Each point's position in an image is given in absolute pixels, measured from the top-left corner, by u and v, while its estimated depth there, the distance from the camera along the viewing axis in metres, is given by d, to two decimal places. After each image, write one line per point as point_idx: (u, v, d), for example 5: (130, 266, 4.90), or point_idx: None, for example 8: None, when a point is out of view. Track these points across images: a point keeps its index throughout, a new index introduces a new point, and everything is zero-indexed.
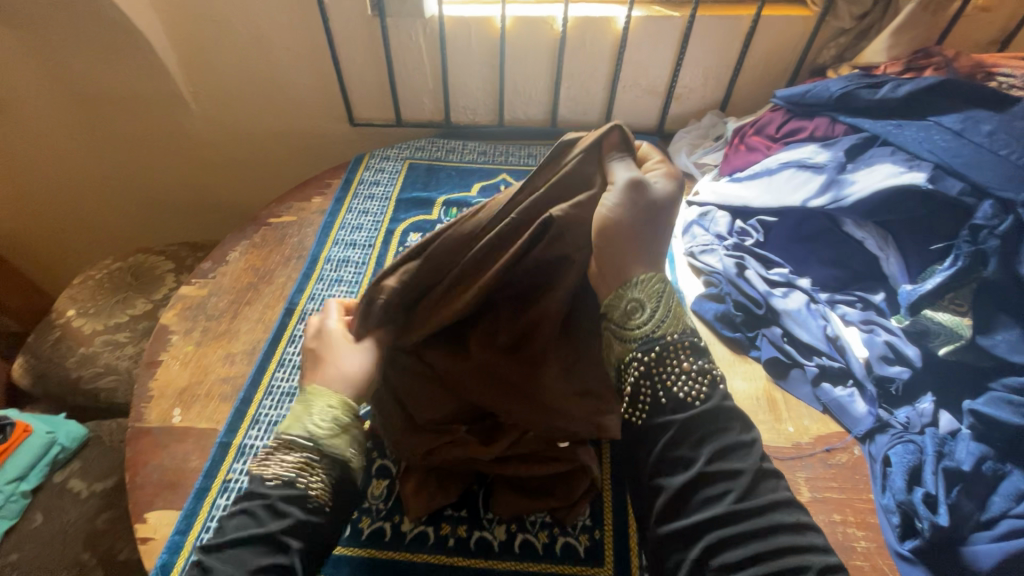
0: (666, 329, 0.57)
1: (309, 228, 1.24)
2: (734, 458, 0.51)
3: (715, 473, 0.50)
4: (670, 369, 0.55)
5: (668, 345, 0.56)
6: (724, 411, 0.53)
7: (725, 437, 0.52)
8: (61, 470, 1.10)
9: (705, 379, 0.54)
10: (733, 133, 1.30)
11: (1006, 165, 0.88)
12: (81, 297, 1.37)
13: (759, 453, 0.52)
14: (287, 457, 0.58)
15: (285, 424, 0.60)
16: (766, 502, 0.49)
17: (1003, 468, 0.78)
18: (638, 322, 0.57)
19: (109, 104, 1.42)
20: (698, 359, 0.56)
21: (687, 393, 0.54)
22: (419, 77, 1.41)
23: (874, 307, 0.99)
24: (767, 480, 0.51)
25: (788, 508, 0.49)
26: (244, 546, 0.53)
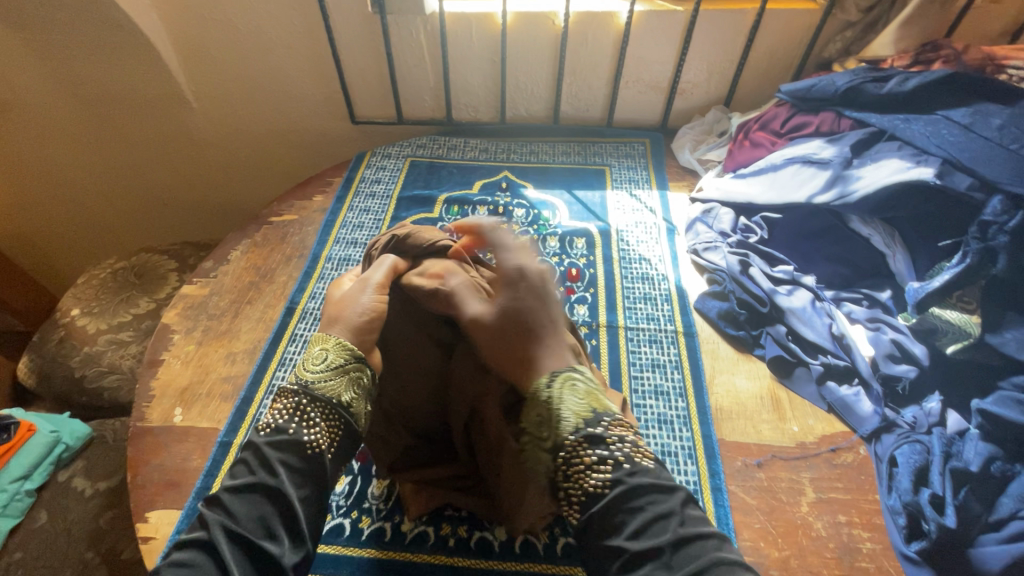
0: (574, 426, 0.52)
1: (310, 227, 1.24)
2: (649, 534, 0.45)
3: (638, 555, 0.45)
4: (581, 467, 0.50)
5: (577, 443, 0.51)
6: (634, 487, 0.48)
7: (643, 512, 0.47)
8: (65, 469, 1.10)
9: (611, 463, 0.50)
10: (737, 129, 1.29)
11: (1015, 158, 0.85)
12: (85, 296, 1.38)
13: (676, 517, 0.46)
14: (314, 417, 0.53)
15: (311, 380, 0.55)
16: (690, 571, 0.43)
17: (1012, 469, 0.75)
18: (550, 425, 0.53)
19: (111, 104, 1.42)
20: (605, 446, 0.50)
21: (600, 483, 0.49)
22: (420, 74, 1.40)
23: (880, 305, 0.98)
24: (691, 546, 0.45)
25: (715, 569, 0.43)
26: (269, 508, 0.49)
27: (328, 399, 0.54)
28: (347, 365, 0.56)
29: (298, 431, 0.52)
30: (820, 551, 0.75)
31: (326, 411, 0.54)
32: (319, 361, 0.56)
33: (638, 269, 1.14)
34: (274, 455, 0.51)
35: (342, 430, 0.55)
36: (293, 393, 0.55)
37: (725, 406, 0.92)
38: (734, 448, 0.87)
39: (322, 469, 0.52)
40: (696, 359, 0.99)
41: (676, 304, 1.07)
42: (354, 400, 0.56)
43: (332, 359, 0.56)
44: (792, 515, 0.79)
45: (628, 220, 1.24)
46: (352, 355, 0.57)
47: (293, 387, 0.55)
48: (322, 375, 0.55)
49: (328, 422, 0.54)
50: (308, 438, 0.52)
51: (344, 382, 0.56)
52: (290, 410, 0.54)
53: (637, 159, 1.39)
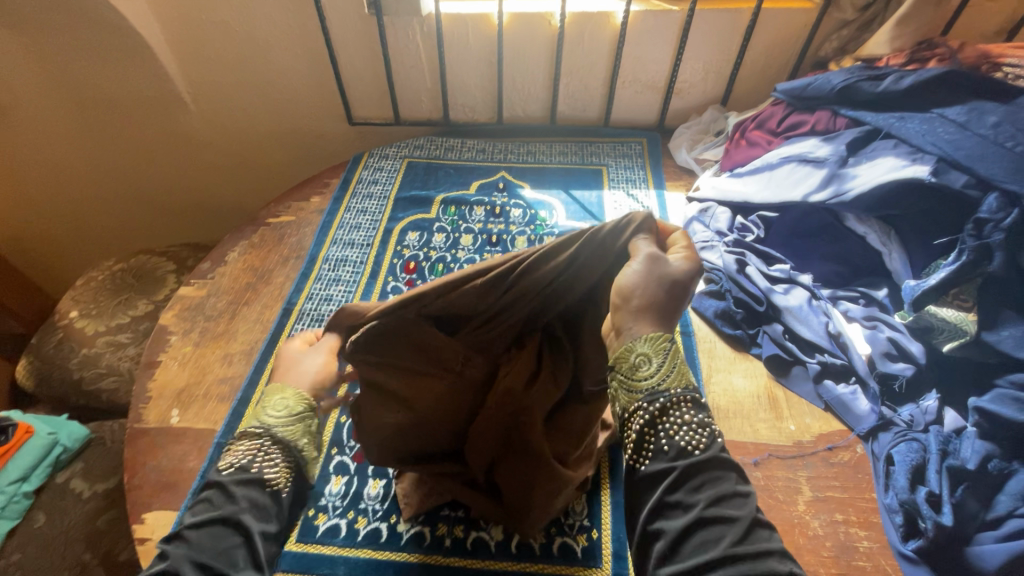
0: (671, 382, 0.49)
1: (307, 228, 1.24)
2: (728, 502, 0.42)
3: (710, 514, 0.41)
4: (670, 419, 0.47)
5: (672, 398, 0.48)
6: (720, 458, 0.45)
7: (719, 481, 0.43)
8: (63, 470, 1.10)
9: (705, 429, 0.46)
10: (734, 128, 1.29)
11: (1011, 156, 0.85)
12: (83, 299, 1.38)
13: (753, 500, 0.43)
14: (276, 451, 0.54)
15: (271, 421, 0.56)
16: (763, 549, 0.40)
17: (1009, 467, 0.75)
18: (649, 373, 0.50)
19: (109, 107, 1.42)
20: (699, 413, 0.48)
21: (686, 442, 0.46)
22: (417, 75, 1.40)
23: (877, 303, 0.97)
24: (764, 529, 0.41)
25: (788, 561, 0.39)
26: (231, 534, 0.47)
27: (287, 441, 0.55)
28: (306, 413, 0.58)
29: (258, 467, 0.52)
30: (817, 549, 0.75)
31: (283, 452, 0.54)
32: (276, 407, 0.58)
33: None
34: (235, 491, 0.50)
35: (297, 473, 0.55)
36: (253, 436, 0.55)
37: (722, 405, 0.92)
38: (730, 447, 0.87)
39: (279, 506, 0.52)
40: (693, 357, 0.99)
41: None
42: (308, 444, 0.57)
43: (292, 406, 0.58)
44: (788, 514, 0.79)
45: None
46: (310, 407, 0.59)
47: (250, 432, 0.55)
48: (282, 420, 0.56)
49: (286, 462, 0.54)
50: (267, 475, 0.52)
51: (299, 426, 0.57)
52: (251, 451, 0.53)
53: (635, 158, 1.39)
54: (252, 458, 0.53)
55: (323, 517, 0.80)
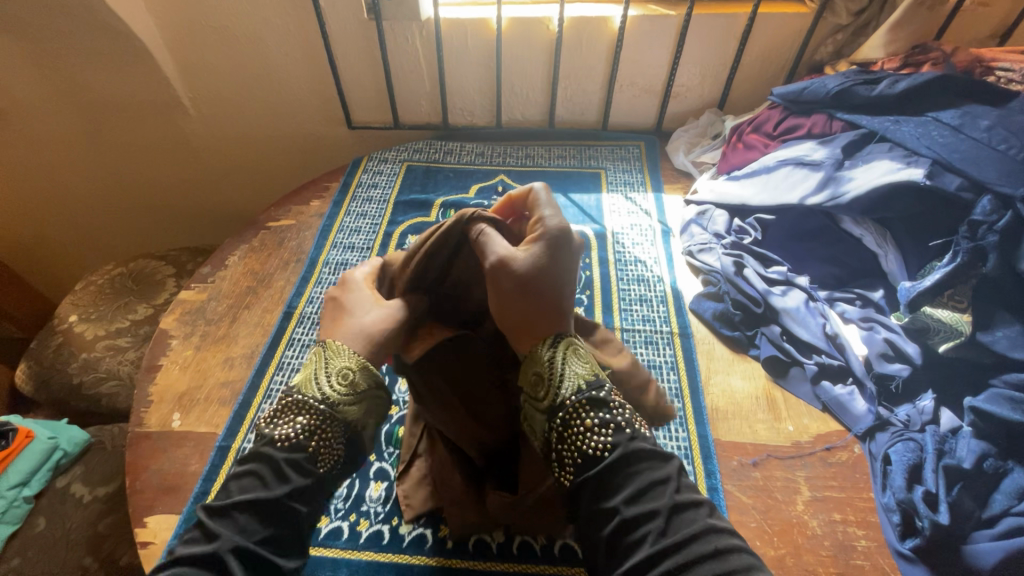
0: (569, 392, 0.53)
1: (307, 231, 1.24)
2: (644, 496, 0.46)
3: (632, 517, 0.45)
4: (575, 429, 0.51)
5: (570, 409, 0.52)
6: (632, 452, 0.49)
7: (638, 476, 0.47)
8: (63, 475, 1.10)
9: (611, 428, 0.51)
10: (731, 131, 1.30)
11: (1003, 159, 0.86)
12: (83, 303, 1.38)
13: (671, 483, 0.47)
14: (332, 433, 0.54)
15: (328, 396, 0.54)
16: (684, 536, 0.43)
17: (1004, 466, 0.77)
18: (549, 387, 0.54)
19: (108, 111, 1.42)
20: (600, 413, 0.51)
21: (595, 447, 0.50)
22: (416, 79, 1.41)
23: (873, 304, 0.98)
24: (684, 511, 0.45)
25: (708, 536, 0.43)
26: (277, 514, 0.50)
27: (340, 420, 0.54)
28: (367, 389, 0.56)
29: (309, 449, 0.53)
30: (815, 549, 0.76)
31: (334, 435, 0.54)
32: (332, 378, 0.55)
33: (633, 271, 1.15)
34: (283, 468, 0.52)
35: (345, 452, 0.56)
36: (303, 410, 0.54)
37: (721, 406, 0.93)
38: (729, 448, 0.87)
39: (324, 485, 0.54)
40: (692, 359, 0.99)
41: (672, 305, 1.08)
42: (359, 423, 0.56)
43: (352, 379, 0.55)
44: (787, 513, 0.79)
45: (623, 222, 1.25)
46: (371, 378, 0.56)
47: (304, 400, 0.54)
48: (337, 396, 0.54)
49: (336, 444, 0.55)
50: (315, 459, 0.53)
51: (354, 403, 0.55)
52: (302, 425, 0.53)
53: (633, 161, 1.40)
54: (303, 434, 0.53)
55: (325, 520, 0.81)
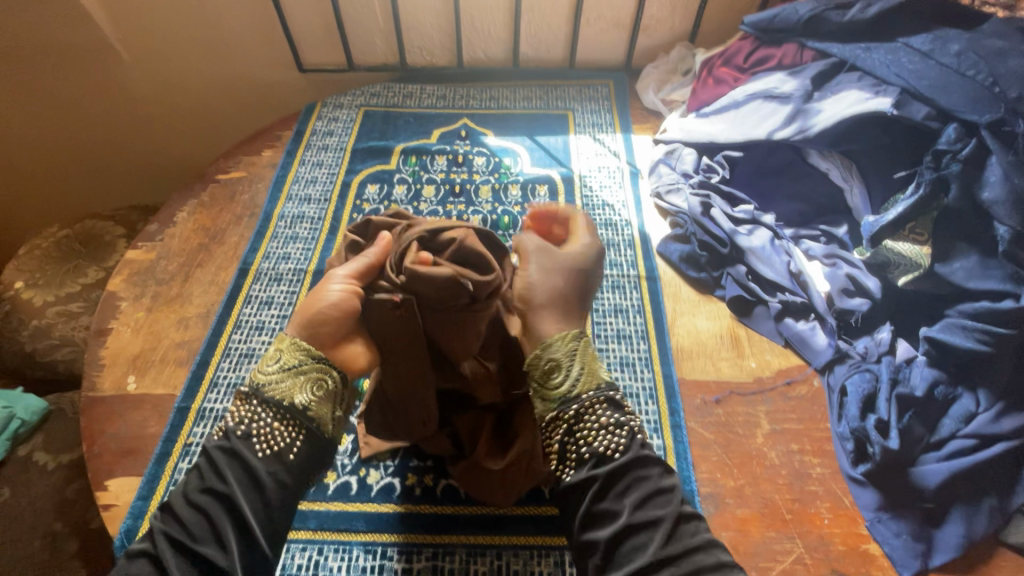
0: (582, 385, 0.54)
1: (260, 184, 1.18)
2: (652, 505, 0.49)
3: (638, 525, 0.48)
4: (588, 425, 0.52)
5: (586, 402, 0.53)
6: (644, 457, 0.51)
7: (646, 483, 0.50)
8: (24, 443, 1.08)
9: (625, 430, 0.52)
10: (701, 66, 1.25)
11: (973, 86, 0.82)
12: (28, 267, 1.30)
13: (677, 495, 0.50)
14: (279, 417, 0.52)
15: (267, 384, 0.54)
16: (688, 547, 0.47)
17: (954, 392, 0.79)
18: (563, 375, 0.54)
19: (29, 59, 1.30)
20: (615, 412, 0.53)
21: (606, 446, 0.51)
22: (368, 14, 1.32)
23: (837, 240, 0.98)
24: (688, 523, 0.48)
25: (710, 549, 0.47)
26: (219, 515, 0.48)
27: (281, 402, 0.53)
28: (303, 365, 0.54)
29: (248, 433, 0.51)
30: (773, 478, 0.78)
31: (278, 419, 0.52)
32: (274, 362, 0.54)
33: (601, 215, 1.12)
34: (227, 463, 0.50)
35: (304, 432, 0.53)
36: (246, 397, 0.53)
37: (686, 346, 0.93)
38: (693, 387, 0.88)
39: (281, 471, 0.51)
40: (659, 302, 0.99)
41: (639, 249, 1.07)
42: (312, 403, 0.54)
43: (286, 360, 0.54)
44: (747, 447, 0.82)
45: (591, 165, 1.21)
46: (309, 355, 0.55)
47: (248, 392, 0.54)
48: (274, 380, 0.54)
49: (285, 424, 0.52)
50: (259, 444, 0.51)
51: (298, 383, 0.54)
52: (242, 414, 0.53)
53: (602, 101, 1.34)
54: (247, 423, 0.52)
55: None
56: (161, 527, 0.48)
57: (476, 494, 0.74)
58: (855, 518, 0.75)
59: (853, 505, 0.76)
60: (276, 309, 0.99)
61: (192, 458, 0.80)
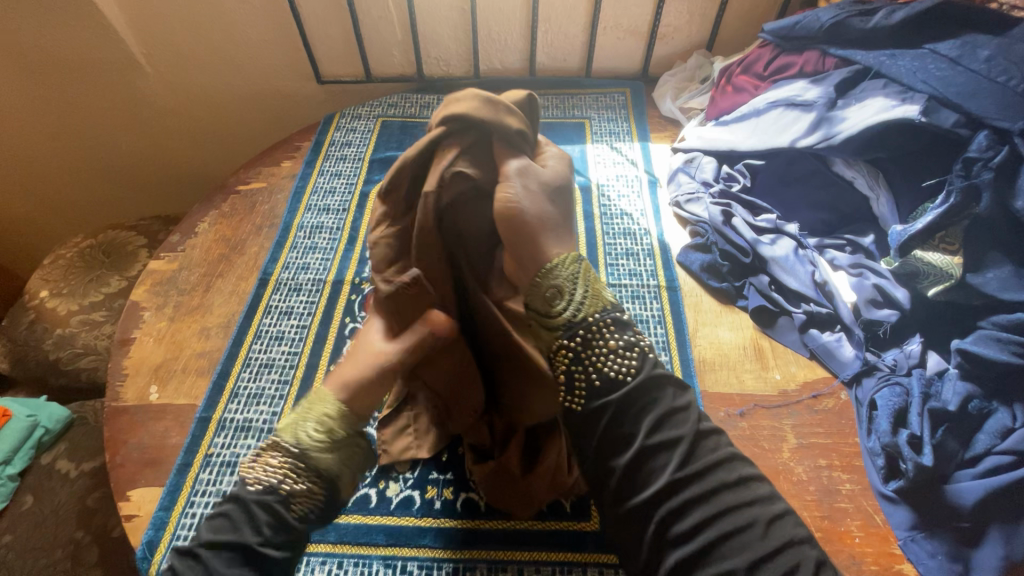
0: (587, 308, 0.52)
1: (280, 195, 1.19)
2: (667, 426, 0.48)
3: (655, 447, 0.47)
4: (598, 349, 0.51)
5: (591, 327, 0.51)
6: (656, 378, 0.50)
7: (660, 405, 0.49)
8: (47, 452, 1.09)
9: (635, 351, 0.51)
10: (720, 73, 1.24)
11: (1004, 92, 0.80)
12: (53, 277, 1.32)
13: (693, 415, 0.50)
14: (312, 484, 0.50)
15: (308, 447, 0.51)
16: (706, 463, 0.47)
17: (988, 407, 0.77)
18: (559, 298, 0.52)
19: (57, 74, 1.33)
20: (623, 335, 0.51)
21: (618, 370, 0.50)
22: (386, 26, 1.33)
23: (863, 250, 0.96)
24: (706, 439, 0.49)
25: (731, 465, 0.48)
26: (249, 569, 0.48)
27: (319, 471, 0.50)
28: (347, 435, 0.52)
29: (286, 495, 0.50)
30: (801, 494, 0.77)
31: (314, 484, 0.51)
32: (318, 426, 0.51)
33: (620, 224, 1.11)
34: (259, 519, 0.49)
35: (332, 497, 0.52)
36: (287, 455, 0.50)
37: (708, 357, 0.92)
38: (716, 400, 0.87)
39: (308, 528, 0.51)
40: (680, 313, 0.97)
41: (659, 258, 1.05)
42: (345, 472, 0.52)
43: (332, 427, 0.52)
44: (773, 462, 0.80)
45: (609, 174, 1.21)
46: (352, 425, 0.52)
47: (290, 447, 0.51)
48: (318, 446, 0.51)
49: (318, 490, 0.51)
50: (291, 507, 0.50)
51: (338, 452, 0.52)
52: (282, 471, 0.50)
53: (619, 110, 1.34)
54: (283, 479, 0.50)
55: None
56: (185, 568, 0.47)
57: (500, 502, 0.73)
58: (887, 537, 0.73)
59: (885, 523, 0.74)
60: (296, 319, 0.99)
61: (213, 469, 0.81)
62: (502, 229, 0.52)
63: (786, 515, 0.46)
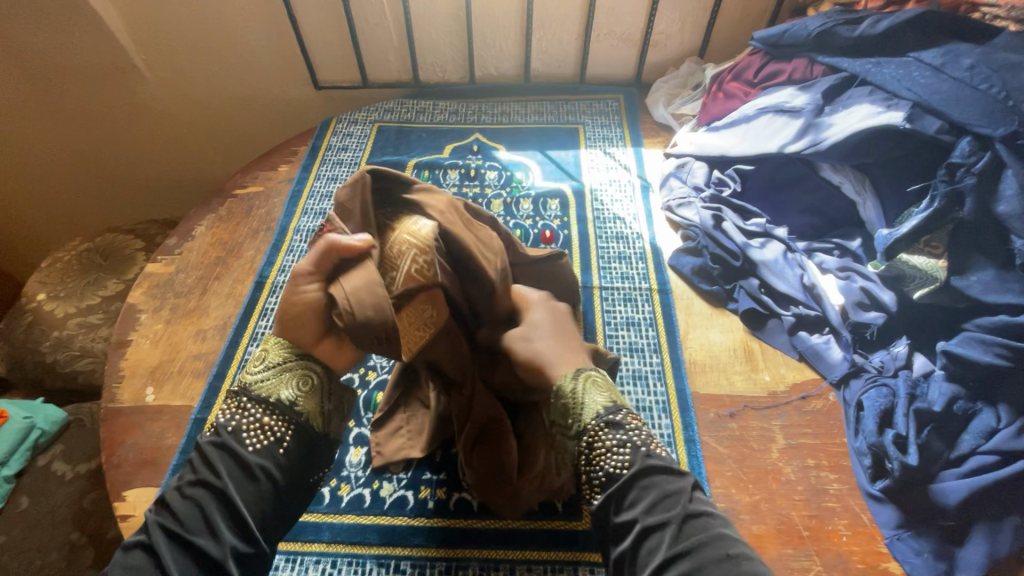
0: (586, 411, 0.53)
1: (276, 199, 1.20)
2: (656, 509, 0.47)
3: (646, 532, 0.46)
4: (596, 446, 0.51)
5: (592, 426, 0.52)
6: (646, 467, 0.49)
7: (651, 489, 0.48)
8: (43, 454, 1.09)
9: (629, 445, 0.50)
10: (711, 80, 1.26)
11: (986, 99, 0.82)
12: (50, 280, 1.33)
13: (683, 494, 0.48)
14: (266, 414, 0.52)
15: (254, 382, 0.53)
16: (692, 541, 0.44)
17: (973, 407, 0.78)
18: (568, 413, 0.54)
19: (57, 79, 1.34)
20: (617, 430, 0.51)
21: (614, 464, 0.50)
22: (382, 33, 1.35)
23: (850, 254, 0.98)
24: (695, 519, 0.46)
25: (719, 542, 0.44)
26: (214, 504, 0.48)
27: (268, 398, 0.52)
28: (288, 362, 0.53)
29: (240, 428, 0.51)
30: (789, 494, 0.78)
31: (269, 414, 0.52)
32: (260, 362, 0.54)
33: (612, 228, 1.13)
34: (218, 457, 0.50)
35: (292, 428, 0.53)
36: (235, 396, 0.53)
37: (699, 359, 0.93)
38: (707, 401, 0.88)
39: (275, 462, 0.52)
40: (671, 315, 0.99)
41: (651, 262, 1.07)
42: (299, 398, 0.53)
43: (272, 359, 0.53)
44: (761, 462, 0.81)
45: (602, 179, 1.22)
46: (292, 353, 0.53)
47: (236, 390, 0.54)
48: (261, 378, 0.53)
49: (275, 420, 0.52)
50: (249, 440, 0.51)
51: (283, 379, 0.53)
52: (232, 410, 0.53)
53: (612, 115, 1.36)
54: (238, 418, 0.52)
55: None
56: (155, 517, 0.49)
57: (491, 502, 0.75)
58: (874, 535, 0.74)
59: (872, 522, 0.75)
60: None
61: None
62: None
63: None
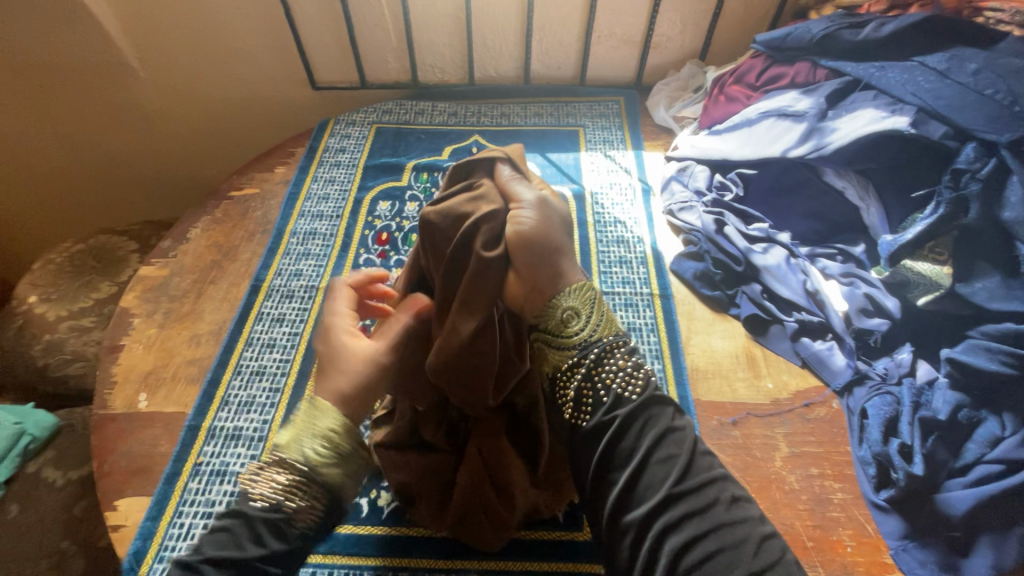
0: (601, 330, 0.51)
1: (273, 201, 1.18)
2: (665, 442, 0.46)
3: (653, 461, 0.45)
4: (607, 367, 0.49)
5: (605, 347, 0.50)
6: (656, 396, 0.48)
7: (657, 421, 0.47)
8: (33, 460, 1.07)
9: (639, 374, 0.49)
10: (713, 83, 1.25)
11: (992, 105, 0.82)
12: (42, 282, 1.31)
13: (688, 431, 0.47)
14: (307, 500, 0.48)
15: (294, 454, 0.48)
16: (701, 480, 0.44)
17: (978, 416, 0.77)
18: (561, 326, 0.51)
19: (50, 78, 1.32)
20: (632, 356, 0.50)
21: (623, 388, 0.48)
22: (381, 33, 1.34)
23: (853, 259, 0.97)
24: (704, 457, 0.46)
25: (722, 483, 0.45)
26: None
27: (312, 485, 0.48)
28: (345, 448, 0.49)
29: (286, 514, 0.47)
30: (793, 503, 0.77)
31: (312, 501, 0.48)
32: (311, 437, 0.49)
33: (613, 232, 1.12)
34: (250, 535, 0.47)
35: (330, 513, 0.49)
36: (275, 468, 0.48)
37: (701, 366, 0.92)
38: (709, 408, 0.87)
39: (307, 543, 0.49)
40: (672, 320, 0.98)
41: (652, 266, 1.06)
42: (341, 486, 0.50)
43: (327, 439, 0.49)
44: (765, 470, 0.80)
45: (603, 182, 1.21)
46: (350, 437, 0.50)
47: (277, 457, 0.48)
48: (313, 460, 0.48)
49: (315, 506, 0.48)
50: (293, 525, 0.47)
51: (331, 466, 0.49)
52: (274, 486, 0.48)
53: (613, 118, 1.35)
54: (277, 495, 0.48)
55: None
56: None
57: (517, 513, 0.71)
58: (879, 546, 0.73)
59: (877, 532, 0.74)
60: (288, 326, 0.98)
61: (202, 478, 0.80)
62: (522, 259, 0.51)
63: (775, 537, 0.43)
